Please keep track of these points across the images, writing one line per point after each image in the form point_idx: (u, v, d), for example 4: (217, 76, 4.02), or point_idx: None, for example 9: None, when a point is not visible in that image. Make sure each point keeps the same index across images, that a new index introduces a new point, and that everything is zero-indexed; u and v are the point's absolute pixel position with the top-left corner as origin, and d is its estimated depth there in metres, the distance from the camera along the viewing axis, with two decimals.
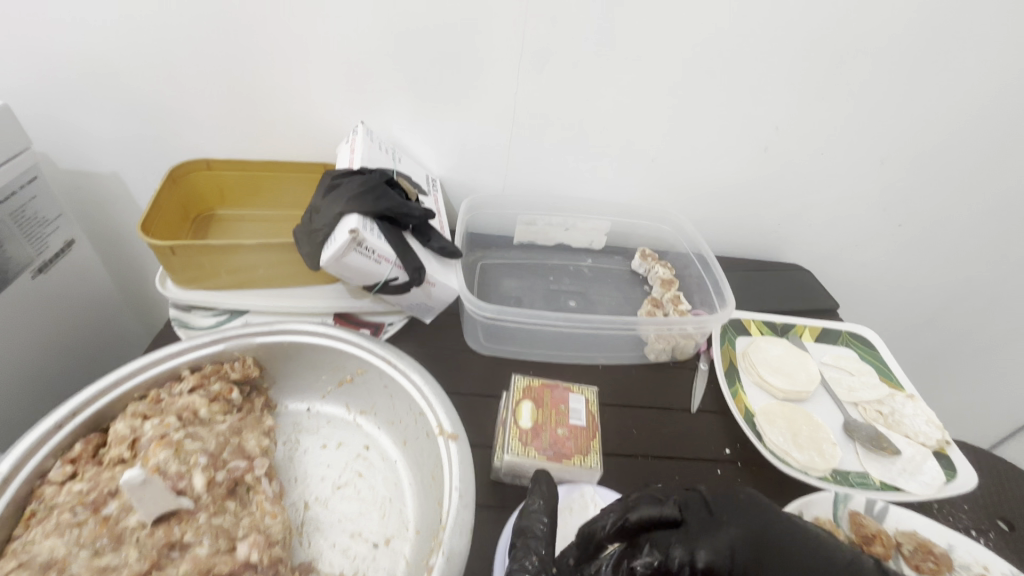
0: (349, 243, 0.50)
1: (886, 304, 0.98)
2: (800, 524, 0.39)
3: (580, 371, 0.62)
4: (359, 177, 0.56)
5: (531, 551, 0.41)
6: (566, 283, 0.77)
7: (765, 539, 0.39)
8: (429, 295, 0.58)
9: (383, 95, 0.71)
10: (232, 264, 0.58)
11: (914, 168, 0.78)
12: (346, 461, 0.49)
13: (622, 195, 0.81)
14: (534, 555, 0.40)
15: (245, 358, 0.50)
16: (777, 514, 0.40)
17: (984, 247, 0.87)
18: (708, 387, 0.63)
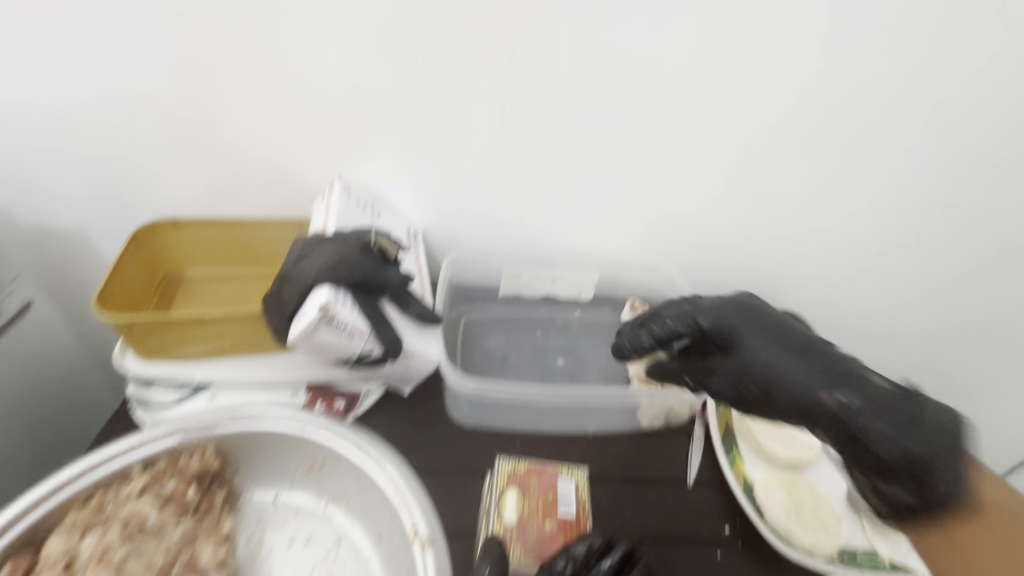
0: (319, 319, 0.47)
1: (880, 349, 0.96)
2: (799, 344, 0.47)
3: (569, 442, 0.58)
4: (332, 244, 0.53)
5: None
6: (554, 338, 0.74)
7: (780, 364, 0.46)
8: (407, 367, 0.55)
9: (363, 150, 0.68)
10: (197, 334, 0.55)
11: (906, 217, 0.77)
12: (314, 562, 0.46)
13: (611, 246, 0.79)
14: None
15: (205, 448, 0.46)
16: (782, 330, 0.48)
17: (977, 293, 0.86)
18: (704, 455, 0.60)
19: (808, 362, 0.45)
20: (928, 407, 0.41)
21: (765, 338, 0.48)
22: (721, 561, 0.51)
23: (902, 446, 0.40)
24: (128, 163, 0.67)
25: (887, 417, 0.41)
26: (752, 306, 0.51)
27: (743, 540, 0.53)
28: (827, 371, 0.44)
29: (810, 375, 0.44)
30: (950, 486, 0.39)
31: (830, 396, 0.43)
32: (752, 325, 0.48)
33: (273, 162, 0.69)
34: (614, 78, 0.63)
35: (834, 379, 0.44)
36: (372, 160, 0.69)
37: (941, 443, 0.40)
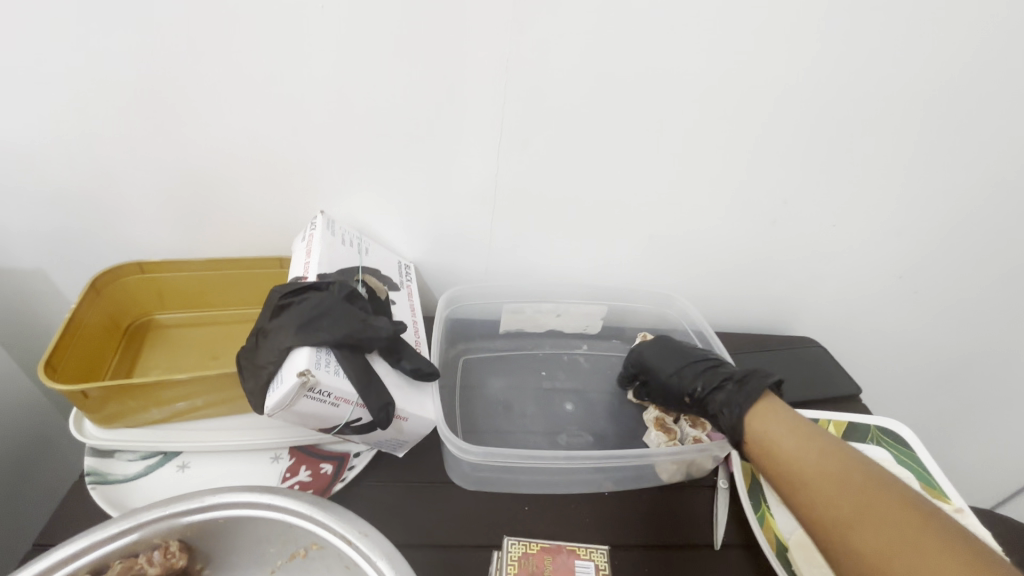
0: (298, 387, 0.42)
1: (899, 371, 0.91)
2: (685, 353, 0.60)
3: (583, 503, 0.53)
4: (312, 295, 0.47)
5: None
6: (560, 379, 0.67)
7: (671, 366, 0.60)
8: (402, 430, 0.49)
9: (348, 179, 0.62)
10: (163, 396, 0.49)
11: (931, 236, 0.72)
12: None
13: (618, 274, 0.73)
14: None
15: (169, 543, 0.39)
16: (678, 348, 0.62)
17: (1000, 311, 0.82)
18: (730, 511, 0.54)
19: (679, 371, 0.58)
20: (747, 384, 0.52)
21: (664, 355, 0.62)
22: None
23: (721, 411, 0.52)
24: (87, 199, 0.60)
25: (717, 394, 0.53)
26: (672, 340, 0.64)
27: None
28: (690, 371, 0.58)
29: (679, 375, 0.58)
30: (735, 427, 0.50)
31: (688, 391, 0.56)
32: (659, 350, 0.63)
33: (248, 195, 0.62)
34: (621, 97, 0.57)
35: (694, 377, 0.57)
36: (357, 190, 0.63)
37: (736, 402, 0.51)
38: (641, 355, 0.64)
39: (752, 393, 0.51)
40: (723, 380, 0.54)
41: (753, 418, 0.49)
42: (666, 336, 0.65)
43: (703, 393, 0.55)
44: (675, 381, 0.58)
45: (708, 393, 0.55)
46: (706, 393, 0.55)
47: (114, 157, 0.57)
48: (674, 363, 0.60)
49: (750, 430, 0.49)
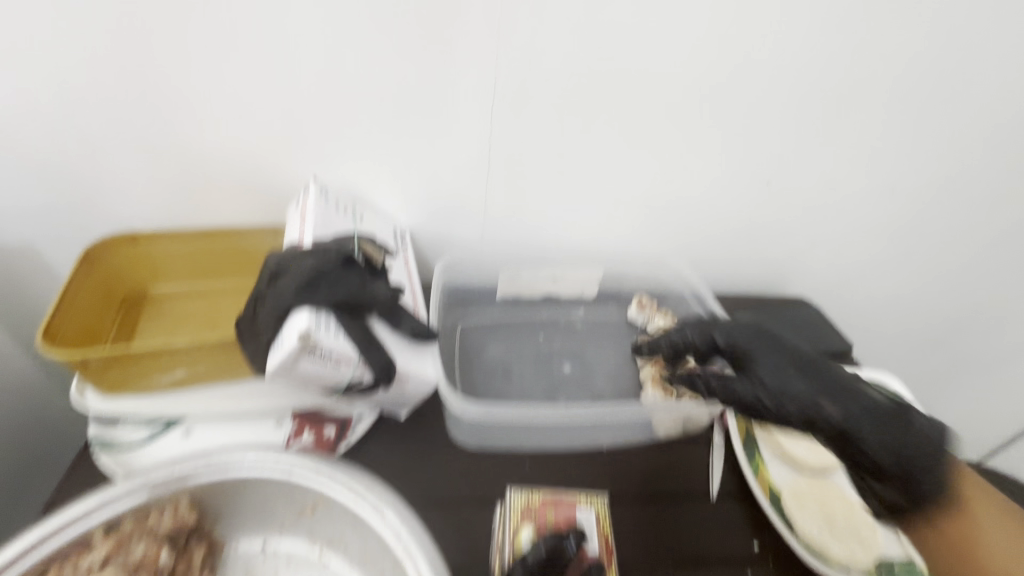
0: (299, 348, 0.42)
1: (889, 331, 0.93)
2: (797, 350, 0.49)
3: (582, 460, 0.54)
4: (309, 259, 0.47)
5: None
6: (558, 343, 0.68)
7: (792, 362, 0.48)
8: (403, 392, 0.50)
9: (338, 146, 0.61)
10: (164, 365, 0.49)
11: (926, 195, 0.73)
12: None
13: (614, 240, 0.73)
14: None
15: (179, 503, 0.40)
16: (785, 343, 0.50)
17: (989, 268, 0.83)
18: (726, 463, 0.56)
19: (808, 379, 0.46)
20: (923, 426, 0.44)
21: (781, 355, 0.48)
22: None
23: (901, 463, 0.43)
24: (71, 172, 0.59)
25: (873, 428, 0.44)
26: (769, 332, 0.51)
27: (772, 557, 0.49)
28: (829, 381, 0.47)
29: (808, 381, 0.46)
30: (933, 488, 0.42)
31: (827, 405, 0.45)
32: (768, 347, 0.49)
33: (238, 164, 0.61)
34: (614, 58, 0.56)
35: (838, 394, 0.46)
36: (351, 158, 0.62)
37: (904, 442, 0.43)
38: (740, 346, 0.50)
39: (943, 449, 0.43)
40: (891, 411, 0.45)
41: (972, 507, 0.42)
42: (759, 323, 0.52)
43: (864, 428, 0.44)
44: (805, 390, 0.46)
45: (872, 432, 0.44)
46: (854, 421, 0.44)
47: (96, 128, 0.56)
48: (794, 364, 0.47)
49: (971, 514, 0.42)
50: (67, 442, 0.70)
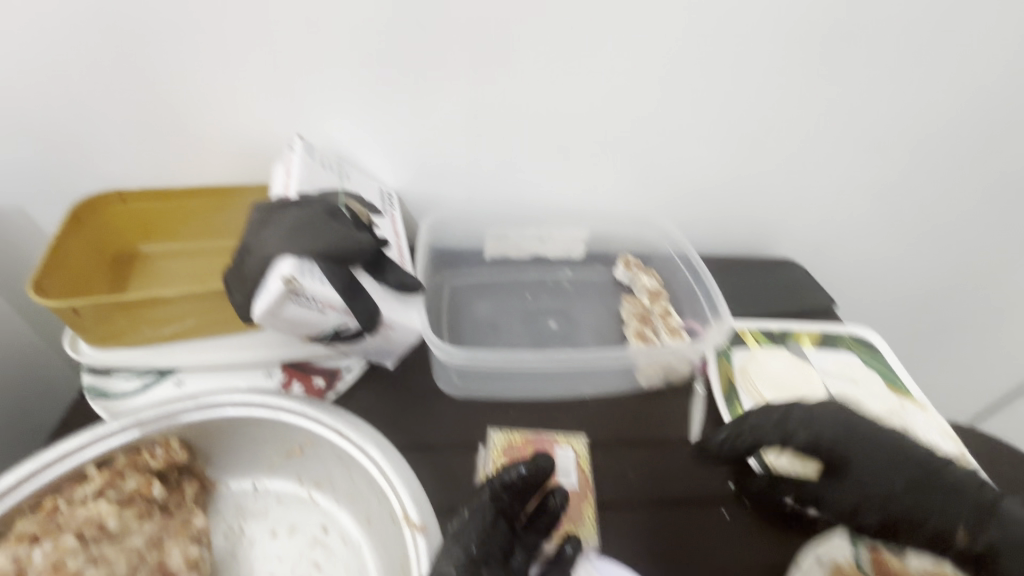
0: (285, 293, 0.43)
1: (876, 293, 0.94)
2: (919, 454, 0.45)
3: (566, 408, 0.56)
4: (294, 210, 0.48)
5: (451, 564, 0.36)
6: (545, 301, 0.69)
7: (922, 491, 0.43)
8: (389, 340, 0.51)
9: (323, 104, 0.61)
10: (154, 317, 0.50)
11: (913, 153, 0.73)
12: (300, 552, 0.42)
13: (603, 200, 0.73)
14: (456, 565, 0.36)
15: (170, 441, 0.41)
16: (901, 443, 0.45)
17: (976, 227, 0.83)
18: (707, 411, 0.57)
19: (938, 499, 0.43)
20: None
21: (874, 459, 0.45)
22: (729, 521, 0.48)
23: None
24: (55, 131, 0.59)
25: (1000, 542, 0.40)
26: (844, 411, 0.47)
27: (751, 499, 0.50)
28: (935, 490, 0.43)
29: (944, 505, 0.42)
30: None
31: (966, 534, 0.41)
32: (856, 443, 0.46)
33: (224, 123, 0.61)
34: (595, 9, 0.56)
35: (946, 501, 0.43)
36: (336, 116, 0.62)
37: None
38: (825, 446, 0.46)
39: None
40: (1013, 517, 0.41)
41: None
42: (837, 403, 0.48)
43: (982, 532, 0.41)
44: (943, 516, 0.42)
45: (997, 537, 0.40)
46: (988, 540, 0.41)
47: (78, 85, 0.56)
48: (916, 478, 0.44)
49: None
50: (60, 398, 0.70)
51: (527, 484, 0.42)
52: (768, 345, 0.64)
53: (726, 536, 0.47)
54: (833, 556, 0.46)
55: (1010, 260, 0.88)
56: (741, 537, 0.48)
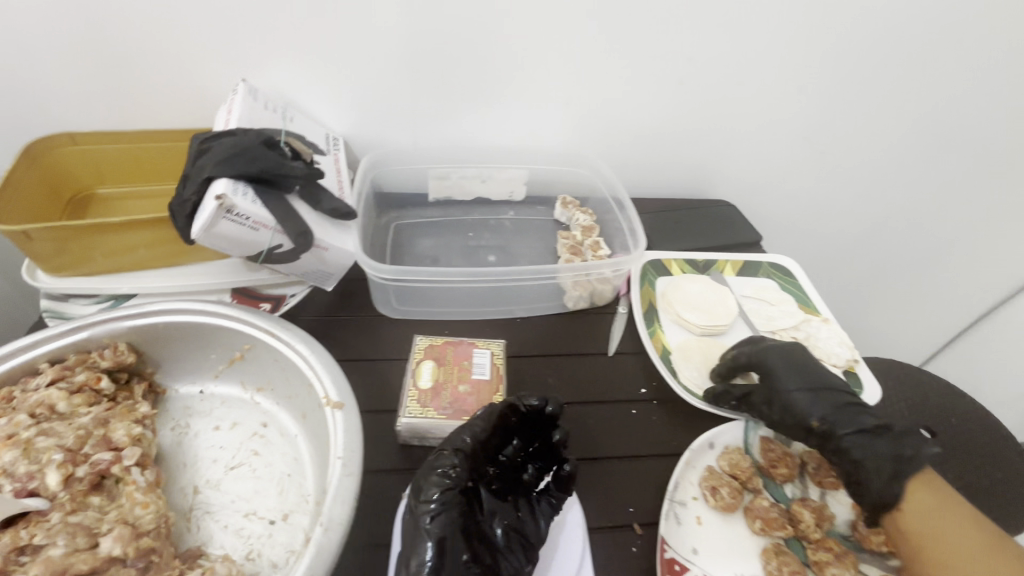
0: (217, 210, 0.47)
1: (812, 233, 1.00)
2: (825, 377, 0.51)
3: (496, 327, 0.61)
4: (230, 139, 0.52)
5: (441, 483, 0.39)
6: (486, 238, 0.73)
7: (810, 393, 0.50)
8: (323, 261, 0.55)
9: (263, 49, 0.63)
10: (105, 246, 0.53)
11: (831, 94, 0.78)
12: (241, 441, 0.47)
13: (542, 142, 0.77)
14: (443, 486, 0.39)
15: (117, 344, 0.45)
16: (816, 368, 0.52)
17: (895, 164, 0.89)
18: (627, 329, 0.62)
19: (816, 400, 0.49)
20: (902, 443, 0.47)
21: (793, 373, 0.51)
22: (636, 415, 0.53)
23: (869, 473, 0.45)
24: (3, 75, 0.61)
25: (848, 435, 0.47)
26: (787, 347, 0.54)
27: (659, 399, 0.55)
28: (828, 401, 0.49)
29: (810, 401, 0.49)
30: (884, 486, 0.45)
31: (818, 421, 0.48)
32: (783, 359, 0.52)
33: (168, 68, 0.63)
34: None
35: (830, 408, 0.49)
36: (275, 62, 0.65)
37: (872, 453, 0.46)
38: (763, 357, 0.53)
39: (906, 467, 0.46)
40: (873, 428, 0.47)
41: (906, 488, 0.45)
42: (792, 345, 0.54)
43: (842, 430, 0.47)
44: (808, 409, 0.49)
45: (850, 434, 0.47)
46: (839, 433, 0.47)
47: (21, 28, 0.58)
48: (809, 385, 0.50)
49: (903, 502, 0.45)
50: None
51: (535, 415, 0.45)
52: (690, 273, 0.69)
53: (633, 427, 0.52)
54: (726, 442, 0.51)
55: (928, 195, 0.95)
56: (649, 429, 0.52)
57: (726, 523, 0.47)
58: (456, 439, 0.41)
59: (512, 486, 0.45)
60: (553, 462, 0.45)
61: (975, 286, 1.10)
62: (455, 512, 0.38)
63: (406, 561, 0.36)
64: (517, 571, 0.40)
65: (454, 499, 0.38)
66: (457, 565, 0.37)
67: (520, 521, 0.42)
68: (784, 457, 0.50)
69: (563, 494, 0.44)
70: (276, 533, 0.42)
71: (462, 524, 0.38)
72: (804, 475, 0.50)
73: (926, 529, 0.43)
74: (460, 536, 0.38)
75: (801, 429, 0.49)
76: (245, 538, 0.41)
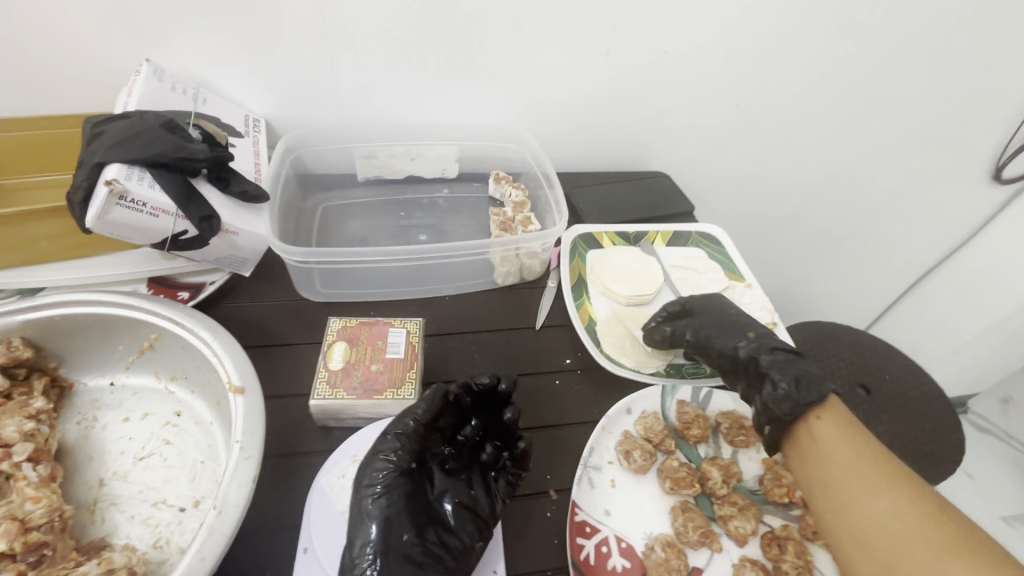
0: (109, 197, 0.46)
1: (753, 200, 1.01)
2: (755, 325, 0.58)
3: (424, 305, 0.61)
4: (122, 122, 0.50)
5: (382, 465, 0.39)
6: (418, 217, 0.73)
7: (740, 324, 0.56)
8: (235, 246, 0.54)
9: (165, 25, 0.60)
10: (5, 240, 0.51)
11: (759, 62, 0.78)
12: (152, 431, 0.46)
13: (473, 118, 0.76)
14: (384, 470, 0.39)
15: (11, 340, 0.44)
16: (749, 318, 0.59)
17: (827, 130, 0.91)
18: (556, 302, 0.63)
19: (744, 329, 0.55)
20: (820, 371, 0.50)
21: (730, 314, 0.58)
22: (560, 385, 0.54)
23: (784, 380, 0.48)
24: None
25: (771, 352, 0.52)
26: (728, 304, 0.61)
27: (583, 368, 0.56)
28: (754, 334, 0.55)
29: (739, 328, 0.55)
30: (806, 391, 0.47)
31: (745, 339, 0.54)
32: (720, 303, 0.60)
33: (63, 49, 0.60)
34: None
35: (756, 337, 0.55)
36: (179, 40, 0.62)
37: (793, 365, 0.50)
38: (703, 301, 0.60)
39: (822, 381, 0.48)
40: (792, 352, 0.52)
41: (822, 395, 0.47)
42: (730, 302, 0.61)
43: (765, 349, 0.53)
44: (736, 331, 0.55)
45: (772, 351, 0.52)
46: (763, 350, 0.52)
47: None
48: (740, 320, 0.57)
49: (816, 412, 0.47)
50: None
51: (488, 395, 0.45)
52: (620, 245, 0.70)
53: (556, 397, 0.53)
54: (643, 408, 0.53)
55: (861, 159, 0.97)
56: (572, 396, 0.53)
57: (639, 484, 0.49)
58: (399, 423, 0.42)
59: (468, 464, 0.45)
60: (510, 439, 0.45)
61: (912, 247, 1.15)
62: (399, 494, 0.39)
63: (350, 542, 0.37)
64: (467, 547, 0.40)
65: (397, 482, 0.39)
66: (401, 544, 0.37)
67: (473, 499, 0.42)
68: (697, 418, 0.52)
69: (520, 472, 0.44)
70: (186, 519, 0.41)
71: (405, 505, 0.39)
72: (717, 436, 0.53)
73: (821, 452, 0.45)
74: (405, 515, 0.39)
75: (731, 352, 0.54)
76: (153, 527, 0.41)
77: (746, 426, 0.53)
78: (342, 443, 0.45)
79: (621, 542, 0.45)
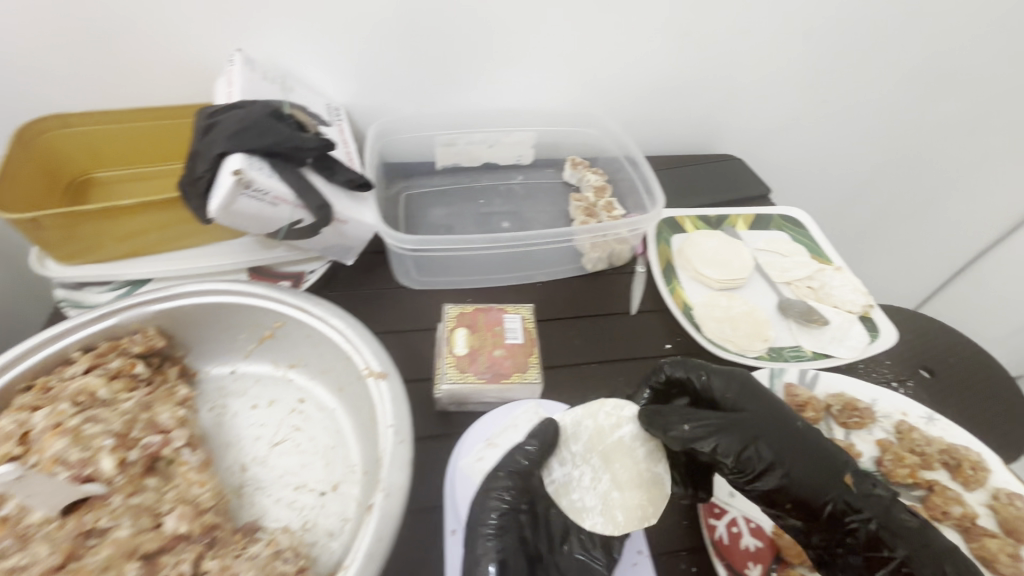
0: (235, 186, 0.46)
1: (814, 182, 1.00)
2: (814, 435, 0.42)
3: (521, 291, 0.61)
4: (236, 112, 0.50)
5: (495, 504, 0.39)
6: (498, 205, 0.72)
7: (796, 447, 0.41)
8: (343, 234, 0.55)
9: (258, 15, 0.60)
10: (115, 233, 0.52)
11: (838, 42, 0.77)
12: (280, 418, 0.47)
13: (549, 103, 0.75)
14: (495, 511, 0.39)
15: (146, 330, 0.45)
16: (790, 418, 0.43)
17: (897, 110, 0.90)
18: (648, 286, 0.63)
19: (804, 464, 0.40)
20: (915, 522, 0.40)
21: (773, 433, 0.41)
22: None
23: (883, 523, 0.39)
24: None
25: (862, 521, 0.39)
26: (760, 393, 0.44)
27: (683, 352, 0.57)
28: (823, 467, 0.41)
29: (809, 475, 0.40)
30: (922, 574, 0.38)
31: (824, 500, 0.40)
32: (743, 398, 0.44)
33: (157, 40, 0.60)
34: None
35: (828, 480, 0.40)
36: (270, 29, 0.61)
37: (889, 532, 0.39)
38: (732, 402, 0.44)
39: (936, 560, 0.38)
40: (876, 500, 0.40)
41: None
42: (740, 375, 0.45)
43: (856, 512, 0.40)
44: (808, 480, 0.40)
45: (866, 515, 0.39)
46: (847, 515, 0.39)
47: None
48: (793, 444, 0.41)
49: None
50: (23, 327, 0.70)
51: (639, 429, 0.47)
52: (704, 229, 0.70)
53: None
54: None
55: (926, 140, 0.96)
56: None
57: None
58: (512, 461, 0.41)
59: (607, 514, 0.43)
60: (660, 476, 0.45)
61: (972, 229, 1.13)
62: (513, 536, 0.38)
63: None
64: None
65: (510, 522, 0.38)
66: None
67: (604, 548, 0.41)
68: (808, 401, 0.52)
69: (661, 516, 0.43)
70: (328, 503, 0.42)
71: (519, 548, 0.38)
72: (828, 419, 0.53)
73: None
74: (517, 561, 0.37)
75: (796, 464, 0.40)
76: (298, 510, 0.42)
77: (859, 409, 0.52)
78: (473, 424, 0.46)
79: (750, 522, 0.45)
